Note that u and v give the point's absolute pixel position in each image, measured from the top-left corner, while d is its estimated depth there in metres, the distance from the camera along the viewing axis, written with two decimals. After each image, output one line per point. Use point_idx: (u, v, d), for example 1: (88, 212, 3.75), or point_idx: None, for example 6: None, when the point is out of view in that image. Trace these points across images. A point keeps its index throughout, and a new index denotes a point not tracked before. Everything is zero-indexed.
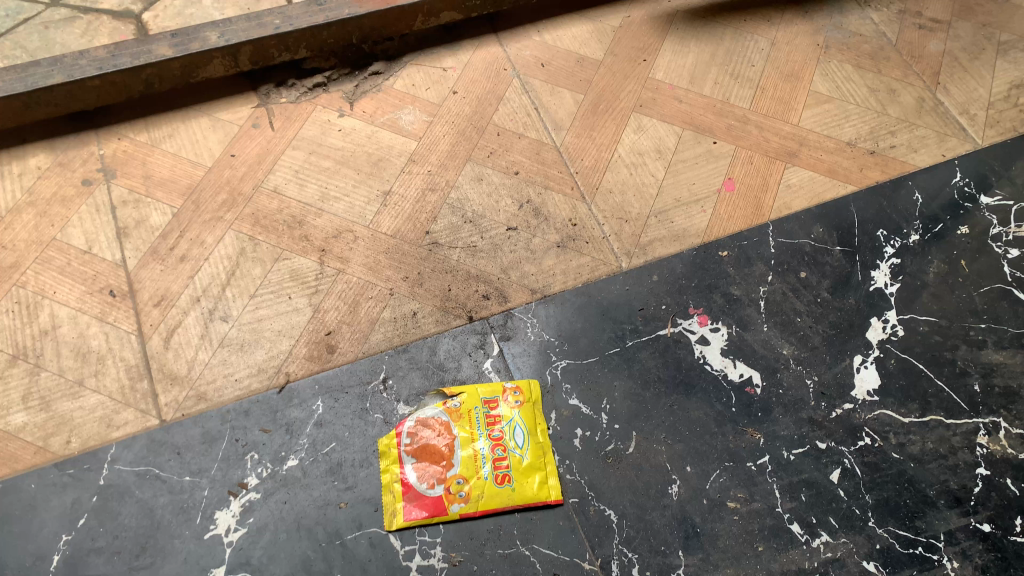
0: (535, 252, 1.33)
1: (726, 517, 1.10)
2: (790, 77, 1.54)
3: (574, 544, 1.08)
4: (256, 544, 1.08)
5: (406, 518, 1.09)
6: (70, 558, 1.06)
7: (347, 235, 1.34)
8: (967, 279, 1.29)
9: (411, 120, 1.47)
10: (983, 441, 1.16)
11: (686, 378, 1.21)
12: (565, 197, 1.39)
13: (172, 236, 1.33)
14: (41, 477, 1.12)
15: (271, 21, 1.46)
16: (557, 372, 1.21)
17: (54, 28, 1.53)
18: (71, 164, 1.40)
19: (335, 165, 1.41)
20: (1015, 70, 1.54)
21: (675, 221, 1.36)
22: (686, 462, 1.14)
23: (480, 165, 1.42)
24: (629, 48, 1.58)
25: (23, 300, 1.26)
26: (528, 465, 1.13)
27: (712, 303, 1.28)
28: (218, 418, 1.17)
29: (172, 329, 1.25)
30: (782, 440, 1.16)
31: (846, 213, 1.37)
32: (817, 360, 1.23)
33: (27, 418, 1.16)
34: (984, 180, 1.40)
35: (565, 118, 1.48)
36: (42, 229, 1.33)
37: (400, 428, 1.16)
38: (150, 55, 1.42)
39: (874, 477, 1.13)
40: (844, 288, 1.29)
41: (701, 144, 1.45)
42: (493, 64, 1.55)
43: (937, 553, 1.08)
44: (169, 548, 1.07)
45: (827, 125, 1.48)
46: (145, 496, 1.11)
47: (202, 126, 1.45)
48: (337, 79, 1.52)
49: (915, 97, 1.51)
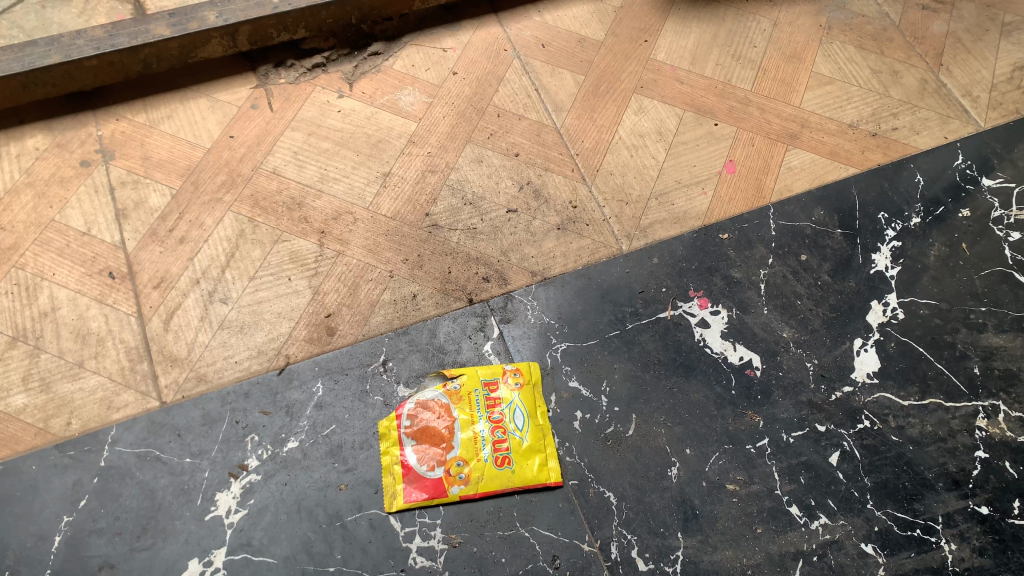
0: (535, 234, 1.32)
1: (725, 499, 1.11)
2: (792, 59, 1.53)
3: (574, 526, 1.09)
4: (257, 526, 1.08)
5: (406, 499, 1.09)
6: (72, 539, 1.07)
7: (346, 217, 1.33)
8: (968, 263, 1.29)
9: (410, 101, 1.46)
10: (982, 424, 1.16)
11: (686, 360, 1.21)
12: (565, 179, 1.38)
13: (171, 218, 1.33)
14: (42, 458, 1.12)
15: (269, 1, 1.45)
16: (557, 355, 1.21)
17: (51, 7, 1.52)
18: (69, 145, 1.39)
19: (334, 147, 1.41)
20: (1018, 52, 1.53)
21: (676, 203, 1.36)
22: (685, 444, 1.14)
23: (480, 147, 1.41)
24: (630, 28, 1.57)
25: (22, 282, 1.26)
26: (528, 447, 1.13)
27: (712, 285, 1.28)
28: (218, 400, 1.17)
29: (172, 311, 1.24)
30: (781, 422, 1.16)
31: (847, 196, 1.36)
32: (817, 342, 1.23)
33: (28, 400, 1.16)
34: (986, 163, 1.39)
35: (566, 99, 1.47)
36: (41, 211, 1.32)
37: (399, 410, 1.16)
38: (148, 34, 1.41)
39: (873, 459, 1.13)
40: (845, 272, 1.29)
41: (702, 126, 1.44)
42: (493, 44, 1.54)
43: (934, 535, 1.08)
44: (170, 529, 1.08)
45: (829, 107, 1.47)
46: (145, 478, 1.11)
47: (200, 107, 1.44)
48: (336, 60, 1.51)
49: (918, 79, 1.50)
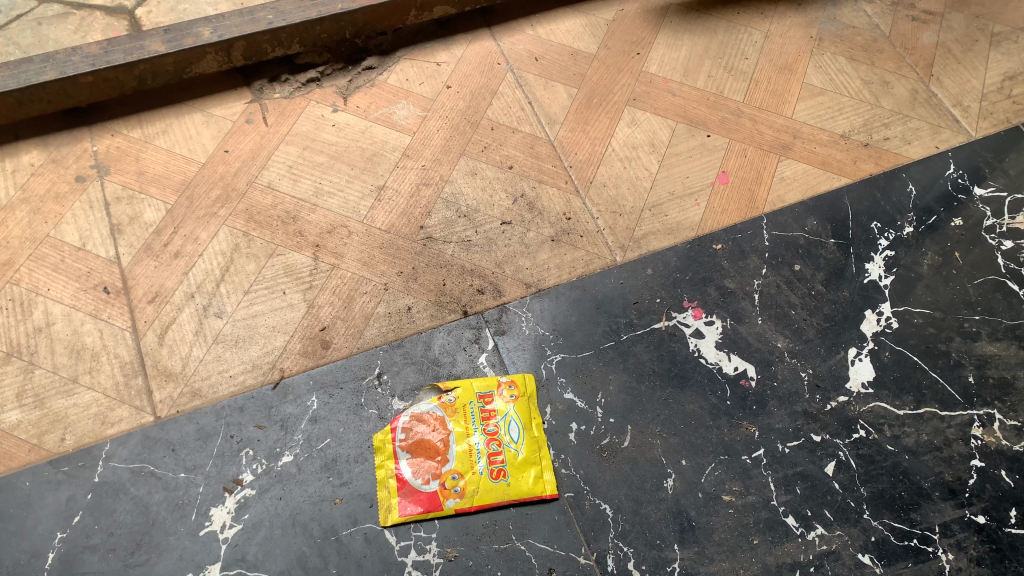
0: (529, 246, 1.33)
1: (721, 510, 1.11)
2: (784, 70, 1.54)
3: (570, 539, 1.08)
4: (252, 541, 1.08)
5: (400, 513, 1.09)
6: (66, 556, 1.06)
7: (341, 230, 1.34)
8: (961, 271, 1.30)
9: (404, 115, 1.47)
10: (978, 433, 1.16)
11: (681, 371, 1.21)
12: (559, 191, 1.39)
13: (166, 233, 1.33)
14: (36, 474, 1.12)
15: (264, 16, 1.46)
16: (552, 366, 1.21)
17: (48, 24, 1.53)
18: (64, 160, 1.40)
19: (330, 161, 1.41)
20: (1008, 61, 1.54)
21: (669, 214, 1.36)
22: (680, 455, 1.14)
23: (474, 160, 1.42)
24: (623, 41, 1.58)
25: (17, 298, 1.26)
26: (523, 459, 1.13)
27: (706, 296, 1.28)
28: (212, 414, 1.17)
29: (167, 325, 1.24)
30: (777, 432, 1.16)
31: (840, 206, 1.37)
32: (811, 352, 1.23)
33: (22, 415, 1.16)
34: (978, 172, 1.40)
35: (559, 112, 1.48)
36: (35, 226, 1.33)
37: (394, 423, 1.16)
38: (144, 51, 1.42)
39: (869, 469, 1.13)
40: (839, 281, 1.29)
41: (695, 137, 1.45)
42: (487, 58, 1.55)
43: (931, 545, 1.08)
44: (164, 545, 1.07)
45: (821, 117, 1.48)
46: (139, 493, 1.11)
47: (195, 122, 1.45)
48: (331, 74, 1.52)
49: (909, 89, 1.51)
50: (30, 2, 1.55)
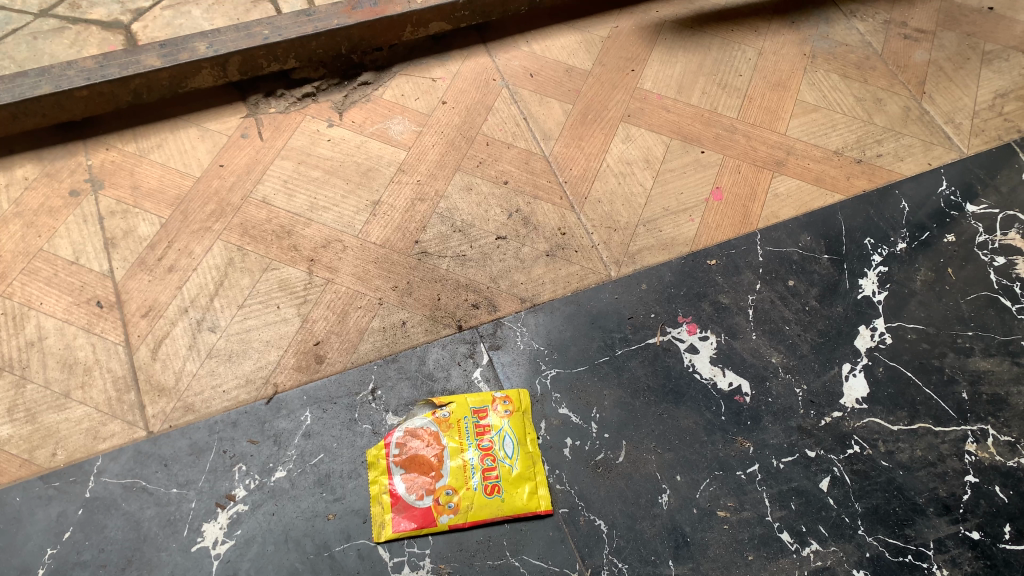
0: (524, 261, 1.33)
1: (716, 526, 1.10)
2: (777, 86, 1.55)
3: (565, 554, 1.08)
4: (244, 557, 1.07)
5: (394, 529, 1.08)
6: (55, 572, 1.05)
7: (336, 245, 1.34)
8: (954, 287, 1.30)
9: (400, 130, 1.48)
10: (971, 448, 1.16)
11: (676, 386, 1.21)
12: (554, 207, 1.39)
13: (160, 247, 1.33)
14: (27, 490, 1.11)
15: (260, 31, 1.46)
16: (546, 382, 1.21)
17: (43, 38, 1.53)
18: (59, 174, 1.40)
19: (324, 175, 1.41)
20: (999, 79, 1.56)
21: (663, 230, 1.37)
22: (675, 470, 1.14)
23: (469, 175, 1.42)
24: (618, 58, 1.59)
25: (10, 312, 1.26)
26: (517, 475, 1.13)
27: (700, 311, 1.28)
28: (205, 429, 1.16)
29: (160, 340, 1.24)
30: (771, 448, 1.16)
31: (833, 221, 1.38)
32: (806, 367, 1.23)
33: (12, 430, 1.16)
34: (970, 189, 1.41)
35: (553, 128, 1.49)
36: (29, 240, 1.33)
37: (388, 439, 1.16)
38: (139, 65, 1.42)
39: (863, 485, 1.13)
40: (833, 297, 1.30)
41: (689, 153, 1.46)
42: (482, 74, 1.56)
43: (925, 561, 1.08)
44: (155, 561, 1.06)
45: (814, 133, 1.49)
46: (131, 508, 1.10)
47: (190, 136, 1.45)
48: (326, 90, 1.53)
49: (901, 106, 1.53)
50: (25, 16, 1.56)
